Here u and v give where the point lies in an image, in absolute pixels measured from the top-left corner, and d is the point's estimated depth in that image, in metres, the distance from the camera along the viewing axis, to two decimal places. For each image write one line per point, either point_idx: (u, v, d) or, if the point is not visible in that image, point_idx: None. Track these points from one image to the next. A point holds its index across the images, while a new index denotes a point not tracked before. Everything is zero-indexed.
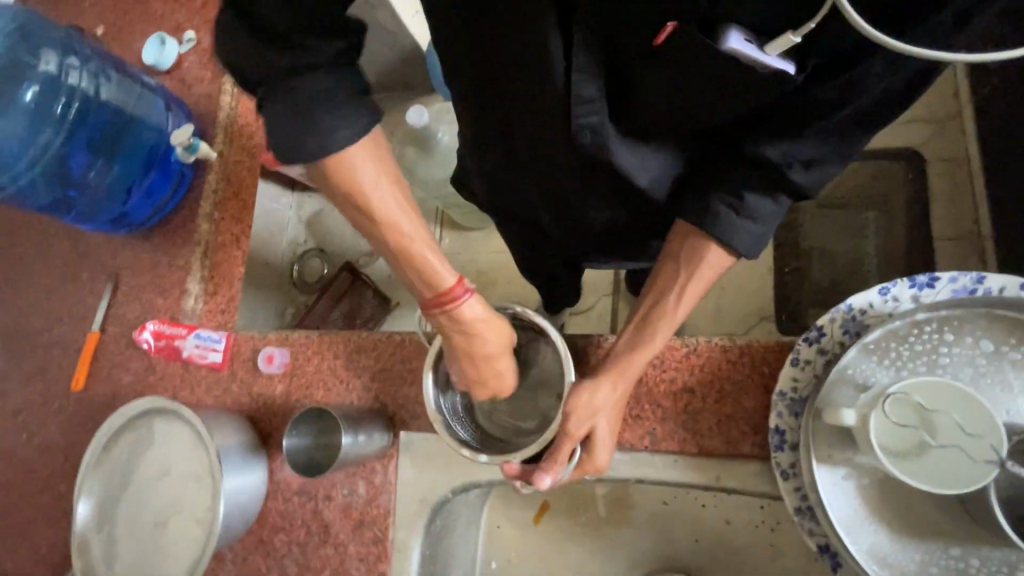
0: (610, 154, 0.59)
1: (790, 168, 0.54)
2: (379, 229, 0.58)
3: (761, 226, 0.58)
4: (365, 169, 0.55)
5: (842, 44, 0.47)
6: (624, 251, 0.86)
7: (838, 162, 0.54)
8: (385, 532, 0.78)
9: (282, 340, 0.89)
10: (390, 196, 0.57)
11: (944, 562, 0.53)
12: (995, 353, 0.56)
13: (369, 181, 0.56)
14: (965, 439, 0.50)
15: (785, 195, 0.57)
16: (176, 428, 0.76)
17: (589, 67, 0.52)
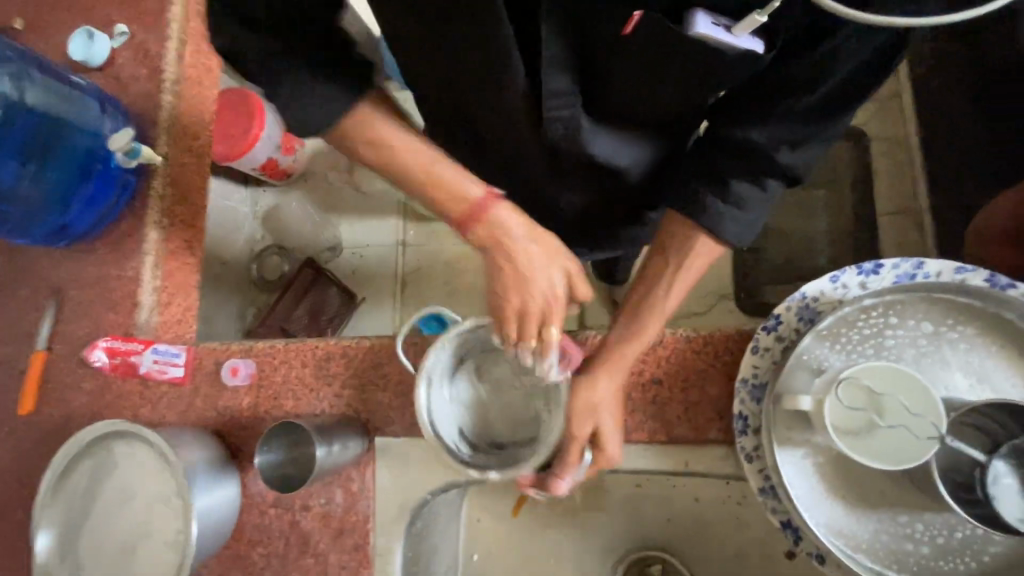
0: (584, 143, 0.61)
1: (773, 151, 0.55)
2: (403, 169, 0.57)
3: (750, 214, 0.58)
4: (383, 126, 0.56)
5: (794, 24, 0.50)
6: (609, 244, 0.86)
7: (822, 142, 0.55)
8: (366, 538, 0.78)
9: (246, 351, 0.87)
10: (407, 136, 0.56)
11: (893, 529, 0.57)
12: (934, 333, 0.60)
13: (388, 127, 0.56)
14: (910, 418, 0.54)
15: (776, 177, 0.56)
16: (139, 450, 0.73)
17: (555, 60, 0.52)
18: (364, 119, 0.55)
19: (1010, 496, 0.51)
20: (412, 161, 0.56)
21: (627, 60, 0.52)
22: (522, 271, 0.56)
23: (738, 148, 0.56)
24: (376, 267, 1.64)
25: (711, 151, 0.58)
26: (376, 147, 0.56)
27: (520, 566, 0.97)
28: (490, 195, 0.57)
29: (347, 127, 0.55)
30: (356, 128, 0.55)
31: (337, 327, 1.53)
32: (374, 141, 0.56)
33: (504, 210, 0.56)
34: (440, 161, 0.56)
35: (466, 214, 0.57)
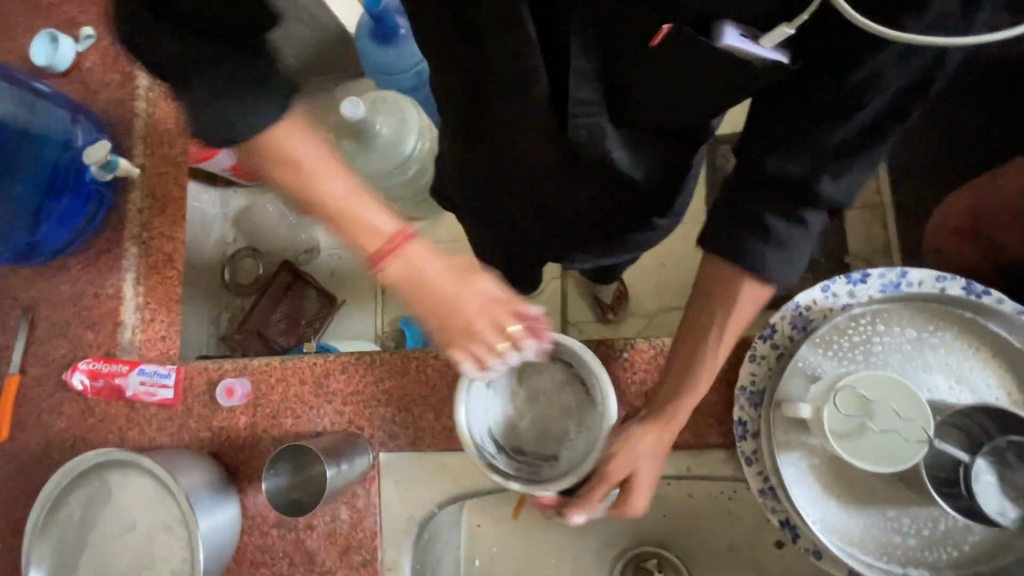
0: (611, 154, 0.60)
1: (816, 181, 0.53)
2: (301, 193, 0.49)
3: (796, 249, 0.57)
4: (305, 153, 0.48)
5: (822, 44, 0.49)
6: (612, 252, 0.87)
7: (864, 168, 0.53)
8: (373, 554, 0.78)
9: (241, 369, 0.85)
10: (343, 177, 0.49)
11: (883, 524, 0.61)
12: (917, 338, 0.64)
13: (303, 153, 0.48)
14: (901, 423, 0.58)
15: (821, 207, 0.55)
16: (135, 480, 0.71)
17: (579, 72, 0.52)
18: (287, 136, 0.48)
19: (991, 492, 0.55)
20: (349, 193, 0.49)
21: (655, 77, 0.52)
22: (465, 315, 0.50)
23: (781, 183, 0.55)
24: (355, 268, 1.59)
25: (748, 186, 0.57)
26: (275, 173, 0.49)
27: (522, 567, 0.99)
28: (404, 239, 0.50)
29: (269, 145, 0.48)
30: (263, 151, 0.48)
31: (319, 330, 1.50)
32: (279, 158, 0.48)
33: (418, 246, 0.50)
34: (359, 195, 0.49)
35: (379, 252, 0.49)
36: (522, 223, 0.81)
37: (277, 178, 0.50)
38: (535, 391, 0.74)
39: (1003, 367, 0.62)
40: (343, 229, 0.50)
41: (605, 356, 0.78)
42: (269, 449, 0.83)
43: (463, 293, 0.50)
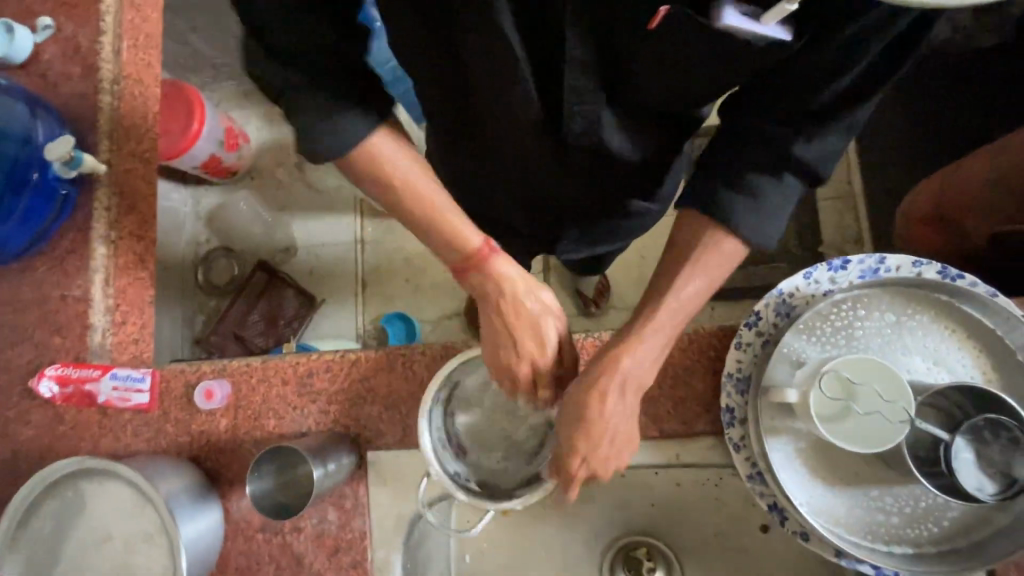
0: (603, 138, 0.61)
1: (792, 142, 0.55)
2: (404, 201, 0.60)
3: (780, 205, 0.58)
4: (394, 159, 0.58)
5: (819, 10, 0.47)
6: (598, 240, 0.88)
7: (837, 134, 0.55)
8: (363, 554, 0.76)
9: (220, 371, 0.83)
10: (415, 170, 0.59)
11: (867, 504, 0.63)
12: (896, 322, 0.66)
13: (404, 170, 0.58)
14: (885, 405, 0.59)
15: (802, 166, 0.56)
16: (111, 488, 0.69)
17: (579, 61, 0.52)
18: (376, 148, 0.57)
19: (969, 469, 0.57)
20: (444, 202, 0.60)
21: (651, 61, 0.53)
22: (518, 322, 0.62)
23: (763, 139, 0.56)
24: (333, 266, 1.54)
25: (734, 151, 0.58)
26: (373, 175, 0.58)
27: (513, 561, 0.99)
28: (490, 250, 0.61)
29: (367, 153, 0.57)
30: (365, 162, 0.58)
31: (297, 331, 1.45)
32: (382, 179, 0.58)
33: (509, 264, 0.62)
34: (453, 208, 0.60)
35: (468, 263, 0.62)
36: (508, 213, 0.81)
37: (373, 181, 0.59)
38: (474, 396, 0.73)
39: (979, 348, 0.64)
40: (432, 240, 0.61)
41: (592, 348, 0.78)
42: (251, 452, 0.80)
43: (521, 313, 0.62)
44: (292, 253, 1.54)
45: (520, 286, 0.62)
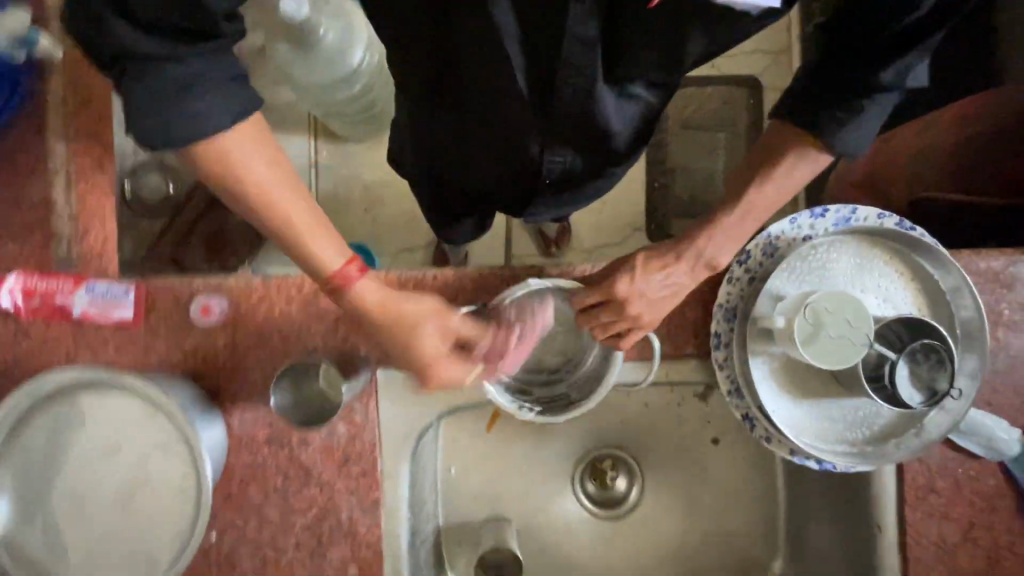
0: (600, 106, 0.68)
1: (873, 72, 0.61)
2: (271, 217, 0.58)
3: (862, 126, 0.65)
4: (241, 152, 0.54)
5: None
6: (580, 204, 0.93)
7: (917, 54, 0.60)
8: (373, 464, 0.80)
9: (215, 287, 0.80)
10: (287, 193, 0.57)
11: (822, 413, 0.76)
12: (860, 265, 0.77)
13: (262, 181, 0.55)
14: (852, 332, 0.70)
15: (886, 94, 0.63)
16: (113, 400, 0.66)
17: (587, 38, 0.60)
18: (230, 139, 0.53)
19: (904, 384, 0.70)
20: (305, 221, 0.59)
21: (645, 50, 0.63)
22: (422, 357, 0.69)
23: (838, 88, 0.64)
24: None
25: (819, 90, 0.65)
26: (223, 173, 0.54)
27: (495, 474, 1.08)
28: (358, 268, 0.64)
29: (207, 146, 0.52)
30: (212, 154, 0.53)
31: (244, 260, 1.38)
32: (226, 176, 0.55)
33: (429, 323, 0.68)
34: (316, 224, 0.60)
35: (330, 283, 0.63)
36: (495, 184, 0.85)
37: (216, 171, 0.54)
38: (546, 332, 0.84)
39: (919, 289, 0.77)
40: (300, 253, 0.61)
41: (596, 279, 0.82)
42: (254, 370, 0.80)
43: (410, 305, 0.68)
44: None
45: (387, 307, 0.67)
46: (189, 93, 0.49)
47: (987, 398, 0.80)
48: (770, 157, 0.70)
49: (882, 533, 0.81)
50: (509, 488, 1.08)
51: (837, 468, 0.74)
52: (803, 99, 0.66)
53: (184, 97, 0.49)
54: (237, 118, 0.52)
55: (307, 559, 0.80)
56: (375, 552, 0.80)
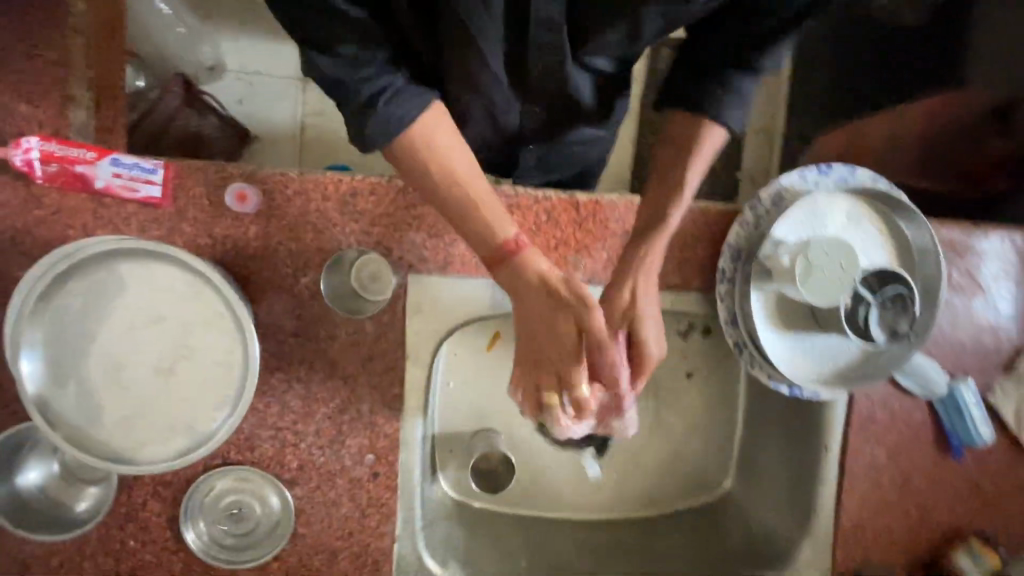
0: (564, 68, 0.73)
1: (750, 56, 0.71)
2: (458, 194, 0.65)
3: (744, 102, 0.74)
4: (441, 138, 0.64)
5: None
6: (561, 168, 0.97)
7: (782, 40, 0.71)
8: (397, 363, 0.85)
9: (250, 176, 0.79)
10: (465, 162, 0.65)
11: (802, 345, 0.88)
12: (852, 220, 0.87)
13: (445, 146, 0.64)
14: (842, 276, 0.80)
15: (749, 75, 0.73)
16: (161, 269, 0.67)
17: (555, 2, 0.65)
18: (427, 125, 0.64)
19: (875, 323, 0.82)
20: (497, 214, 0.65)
21: (609, 32, 0.70)
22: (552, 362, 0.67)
23: (715, 67, 0.73)
24: (270, 98, 1.40)
25: (704, 69, 0.74)
26: (432, 157, 0.64)
27: (487, 390, 1.09)
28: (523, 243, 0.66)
29: (412, 135, 0.64)
30: (412, 146, 0.64)
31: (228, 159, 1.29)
32: (428, 155, 0.64)
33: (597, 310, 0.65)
34: (497, 205, 0.65)
35: (495, 258, 0.66)
36: (477, 143, 0.87)
37: (416, 158, 0.64)
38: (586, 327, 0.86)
39: (894, 246, 0.88)
40: (475, 229, 0.65)
41: (623, 206, 0.87)
42: (285, 262, 0.81)
43: (542, 303, 0.65)
44: (219, 75, 1.37)
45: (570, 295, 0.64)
46: (386, 95, 0.63)
47: (928, 346, 0.95)
48: (669, 137, 0.78)
49: (828, 452, 0.96)
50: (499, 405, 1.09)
51: (804, 395, 0.86)
52: (691, 78, 0.75)
53: (391, 101, 0.62)
54: (422, 102, 0.64)
55: (326, 446, 0.84)
56: (392, 442, 0.85)
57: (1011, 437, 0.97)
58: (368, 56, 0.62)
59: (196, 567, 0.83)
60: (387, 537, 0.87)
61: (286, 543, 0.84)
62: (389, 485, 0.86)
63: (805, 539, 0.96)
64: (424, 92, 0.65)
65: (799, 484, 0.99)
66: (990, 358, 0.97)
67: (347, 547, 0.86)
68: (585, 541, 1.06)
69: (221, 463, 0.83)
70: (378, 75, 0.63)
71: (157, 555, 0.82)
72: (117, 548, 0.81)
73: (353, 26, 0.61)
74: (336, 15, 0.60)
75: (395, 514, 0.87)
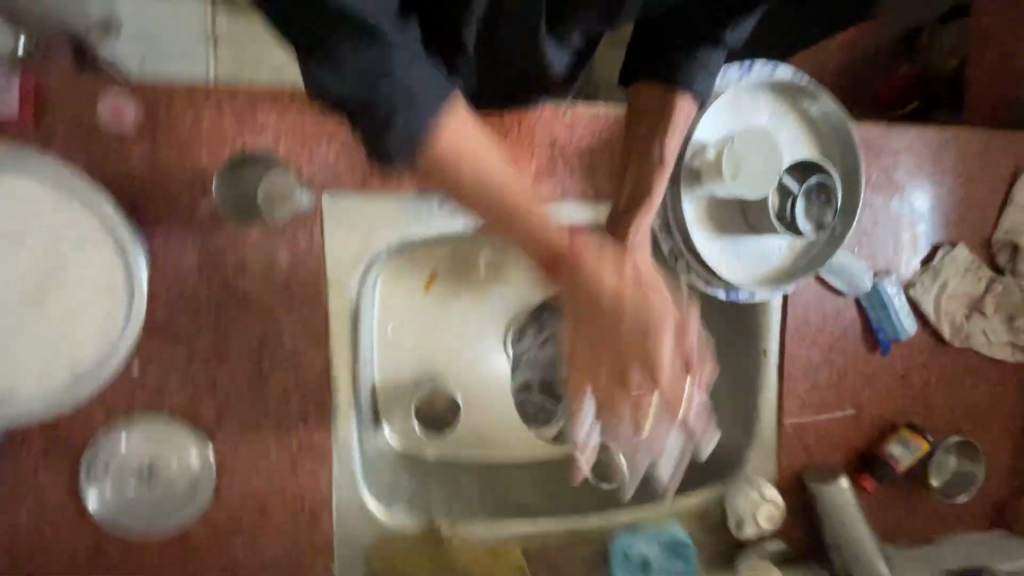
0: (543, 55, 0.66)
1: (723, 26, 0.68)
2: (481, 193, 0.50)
3: (710, 67, 0.70)
4: (464, 134, 0.48)
5: None
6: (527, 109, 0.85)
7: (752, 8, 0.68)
8: (318, 293, 0.78)
9: (129, 88, 0.70)
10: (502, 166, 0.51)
11: (734, 247, 0.87)
12: (770, 119, 0.87)
13: (473, 148, 0.49)
14: (766, 167, 0.80)
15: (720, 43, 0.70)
16: (26, 183, 0.61)
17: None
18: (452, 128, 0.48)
19: (801, 216, 0.83)
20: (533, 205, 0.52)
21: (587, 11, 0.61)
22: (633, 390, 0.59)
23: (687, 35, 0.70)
24: (175, 55, 1.17)
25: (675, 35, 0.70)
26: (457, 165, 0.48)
27: (431, 330, 0.97)
28: (573, 243, 0.55)
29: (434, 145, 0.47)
30: (440, 162, 0.48)
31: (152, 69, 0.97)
32: (458, 161, 0.48)
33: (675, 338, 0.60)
34: (536, 203, 0.53)
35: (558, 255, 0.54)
36: None
37: (448, 176, 0.49)
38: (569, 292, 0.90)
39: (814, 142, 0.89)
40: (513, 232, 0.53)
41: (549, 115, 0.84)
42: (179, 187, 0.72)
43: (625, 333, 0.57)
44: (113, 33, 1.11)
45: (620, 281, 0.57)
46: (400, 112, 0.45)
47: (853, 247, 0.98)
48: (647, 113, 0.74)
49: (766, 357, 0.97)
50: (445, 346, 0.98)
51: (741, 297, 0.86)
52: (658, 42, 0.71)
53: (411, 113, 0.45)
54: (447, 103, 0.47)
55: (245, 389, 0.77)
56: (321, 379, 0.79)
57: (931, 329, 1.02)
58: (383, 56, 0.44)
59: (105, 535, 0.74)
60: (323, 484, 0.81)
61: (209, 500, 0.77)
62: (322, 427, 0.80)
63: (752, 447, 0.97)
64: (445, 80, 0.47)
65: (740, 393, 1.00)
66: (908, 255, 1.01)
67: (280, 499, 0.79)
68: (541, 482, 1.00)
69: (124, 418, 0.74)
70: (398, 78, 0.44)
71: (55, 527, 0.73)
72: (6, 523, 0.71)
73: (353, 24, 0.43)
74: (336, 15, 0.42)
75: (330, 457, 0.81)
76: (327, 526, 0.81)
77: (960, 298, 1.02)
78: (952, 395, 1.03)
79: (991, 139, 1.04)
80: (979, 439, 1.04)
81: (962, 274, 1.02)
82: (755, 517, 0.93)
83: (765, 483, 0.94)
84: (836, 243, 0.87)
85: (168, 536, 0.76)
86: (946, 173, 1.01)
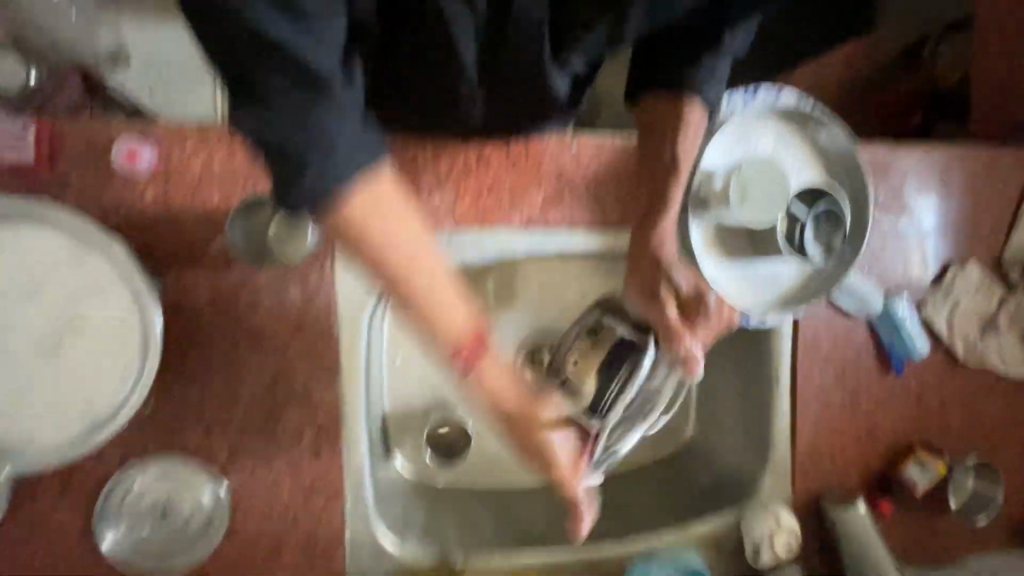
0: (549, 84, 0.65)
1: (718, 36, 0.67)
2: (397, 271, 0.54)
3: (718, 79, 0.70)
4: (387, 223, 0.52)
5: None
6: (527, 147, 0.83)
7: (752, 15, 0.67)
8: (328, 328, 0.78)
9: (143, 132, 0.71)
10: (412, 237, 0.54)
11: (743, 271, 0.87)
12: (777, 141, 0.87)
13: (391, 218, 0.52)
14: (775, 190, 0.80)
15: (719, 58, 0.69)
16: (43, 232, 0.62)
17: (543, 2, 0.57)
18: (370, 201, 0.51)
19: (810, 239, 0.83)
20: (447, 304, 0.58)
21: (594, 32, 0.61)
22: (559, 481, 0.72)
23: (684, 52, 0.69)
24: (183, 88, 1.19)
25: (673, 51, 0.70)
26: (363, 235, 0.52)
27: None
28: (478, 339, 0.60)
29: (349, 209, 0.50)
30: (346, 220, 0.51)
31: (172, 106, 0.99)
32: (369, 225, 0.51)
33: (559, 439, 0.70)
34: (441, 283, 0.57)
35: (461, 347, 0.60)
36: None
37: (351, 233, 0.52)
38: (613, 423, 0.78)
39: (823, 164, 0.90)
40: (427, 323, 0.59)
41: (556, 145, 0.84)
42: (192, 228, 0.73)
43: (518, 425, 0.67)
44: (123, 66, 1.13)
45: (513, 393, 0.65)
46: (319, 159, 0.47)
47: (863, 267, 0.97)
48: (653, 129, 0.74)
49: (778, 382, 0.96)
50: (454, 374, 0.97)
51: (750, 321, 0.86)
52: (657, 61, 0.71)
53: (333, 161, 0.48)
54: (365, 162, 0.49)
55: (258, 427, 0.77)
56: (332, 414, 0.79)
57: (944, 348, 1.01)
58: (310, 114, 0.46)
59: (120, 575, 0.74)
60: (336, 519, 0.80)
61: (222, 538, 0.76)
62: (334, 462, 0.80)
63: (767, 471, 0.96)
64: (371, 143, 0.50)
65: (753, 416, 0.99)
66: (918, 274, 1.00)
67: (293, 535, 0.79)
68: (553, 508, 0.99)
69: (138, 457, 0.74)
70: (312, 131, 0.46)
71: (71, 568, 0.73)
72: (22, 565, 0.72)
73: (295, 65, 0.45)
74: (278, 56, 0.45)
75: (343, 492, 0.80)
76: (341, 561, 0.81)
77: (973, 316, 1.01)
78: (968, 415, 1.02)
79: (999, 156, 1.03)
80: (996, 458, 1.03)
81: (974, 292, 1.01)
82: (772, 545, 0.91)
83: (783, 509, 0.93)
84: (846, 265, 0.87)
85: (182, 574, 0.75)
86: (954, 191, 1.01)
